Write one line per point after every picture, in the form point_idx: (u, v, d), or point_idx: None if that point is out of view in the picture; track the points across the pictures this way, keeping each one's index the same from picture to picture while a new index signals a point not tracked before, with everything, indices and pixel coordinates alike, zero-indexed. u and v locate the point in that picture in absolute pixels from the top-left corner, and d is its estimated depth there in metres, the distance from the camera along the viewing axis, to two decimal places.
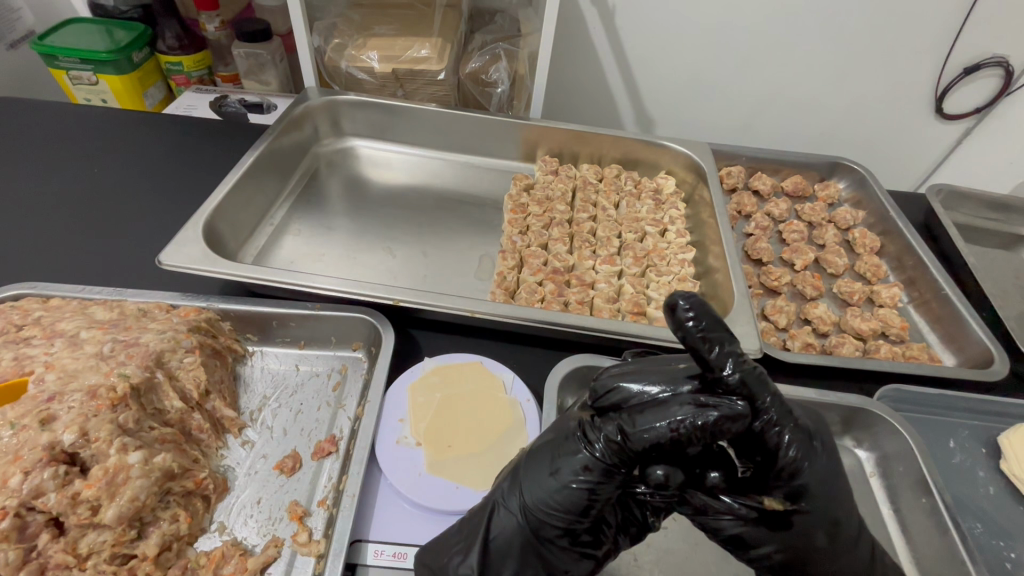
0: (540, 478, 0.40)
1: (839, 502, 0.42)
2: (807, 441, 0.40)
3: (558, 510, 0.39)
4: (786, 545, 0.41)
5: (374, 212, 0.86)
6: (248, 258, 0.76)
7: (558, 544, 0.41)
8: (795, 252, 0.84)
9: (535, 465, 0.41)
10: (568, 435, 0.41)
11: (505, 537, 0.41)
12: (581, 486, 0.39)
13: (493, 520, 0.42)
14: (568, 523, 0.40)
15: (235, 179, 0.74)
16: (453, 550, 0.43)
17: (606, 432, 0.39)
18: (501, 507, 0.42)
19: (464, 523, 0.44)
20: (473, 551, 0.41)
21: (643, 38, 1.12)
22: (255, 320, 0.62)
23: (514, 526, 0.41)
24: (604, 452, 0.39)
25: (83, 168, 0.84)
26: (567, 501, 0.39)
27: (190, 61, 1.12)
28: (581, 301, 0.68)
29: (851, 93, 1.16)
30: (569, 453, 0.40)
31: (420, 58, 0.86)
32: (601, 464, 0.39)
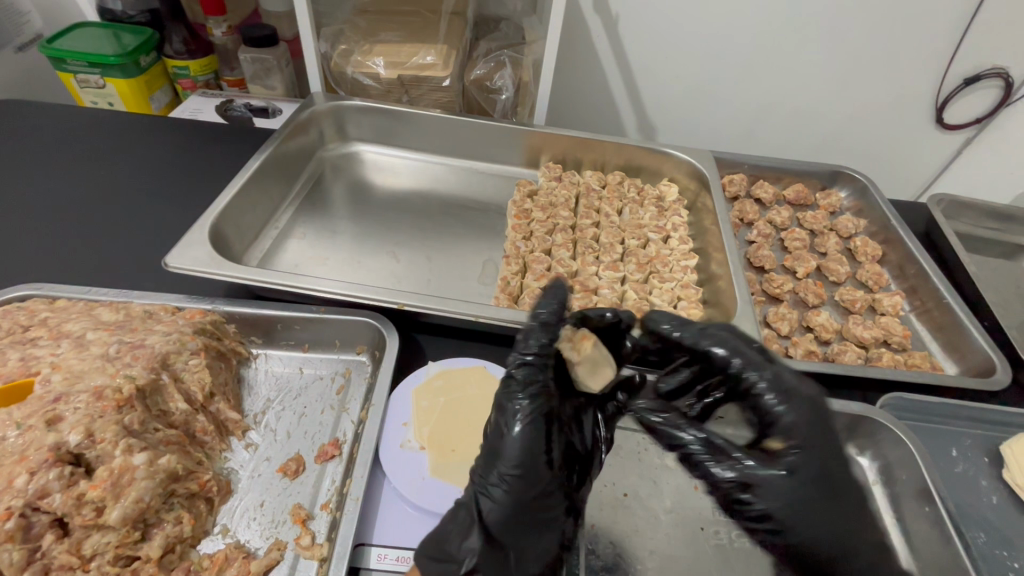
0: (499, 449, 0.44)
1: (837, 455, 0.42)
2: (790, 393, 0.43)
3: (525, 470, 0.43)
4: (787, 502, 0.41)
5: (379, 217, 0.86)
6: (253, 261, 0.76)
7: (542, 507, 0.44)
8: (797, 260, 0.84)
9: (489, 441, 0.45)
10: (500, 403, 0.45)
11: (490, 519, 0.43)
12: (529, 438, 0.43)
13: (479, 508, 0.43)
14: (540, 482, 0.43)
15: (241, 182, 0.74)
16: (457, 542, 0.43)
17: (530, 388, 0.45)
18: (479, 491, 0.44)
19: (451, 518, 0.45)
20: (474, 541, 0.42)
21: (645, 46, 1.13)
22: (260, 323, 0.62)
23: (496, 504, 0.43)
24: (536, 402, 0.44)
25: (90, 171, 0.85)
26: (529, 462, 0.43)
27: (196, 66, 1.12)
28: (585, 307, 0.69)
29: (852, 103, 1.17)
30: (505, 418, 0.44)
31: (425, 65, 0.87)
32: (535, 415, 0.44)
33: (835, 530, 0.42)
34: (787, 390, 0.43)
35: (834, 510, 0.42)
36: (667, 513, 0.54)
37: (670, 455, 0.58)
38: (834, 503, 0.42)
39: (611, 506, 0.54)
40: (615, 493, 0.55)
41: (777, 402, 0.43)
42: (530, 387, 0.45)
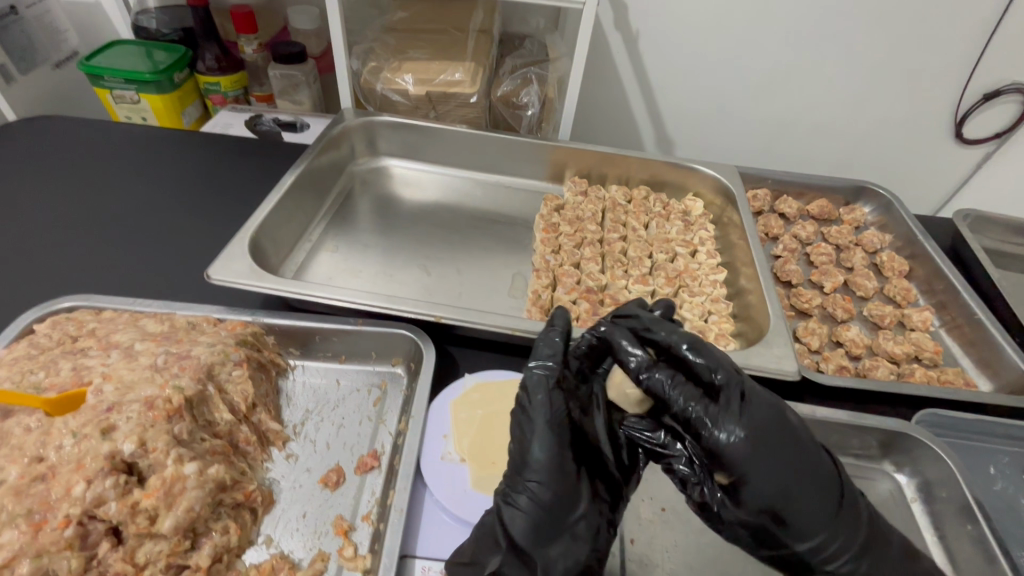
0: (521, 459, 0.44)
1: (791, 473, 0.42)
2: (733, 416, 0.42)
3: (550, 474, 0.43)
4: (750, 526, 0.44)
5: (408, 230, 0.88)
6: (288, 274, 0.77)
7: (576, 514, 0.43)
8: (824, 275, 0.84)
9: (512, 452, 0.45)
10: (516, 414, 0.46)
11: (517, 530, 0.42)
12: (551, 445, 0.43)
13: (505, 519, 0.43)
14: (566, 487, 0.43)
15: (277, 198, 0.76)
16: (484, 549, 0.45)
17: (544, 400, 0.45)
18: (506, 501, 0.44)
19: (481, 530, 0.46)
20: (504, 552, 0.42)
21: (666, 62, 1.14)
22: (299, 335, 0.63)
23: (524, 515, 0.42)
24: (556, 408, 0.45)
25: (128, 185, 0.87)
26: (552, 468, 0.43)
27: (227, 82, 1.15)
28: None
29: (871, 118, 1.18)
30: (524, 427, 0.45)
31: (453, 82, 0.89)
32: (557, 420, 0.44)
33: (791, 538, 0.43)
34: (731, 419, 0.42)
35: (796, 517, 0.43)
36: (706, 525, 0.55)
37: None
38: (796, 513, 0.42)
39: (649, 521, 0.55)
40: (652, 507, 0.56)
41: (725, 436, 0.41)
42: (543, 399, 0.45)
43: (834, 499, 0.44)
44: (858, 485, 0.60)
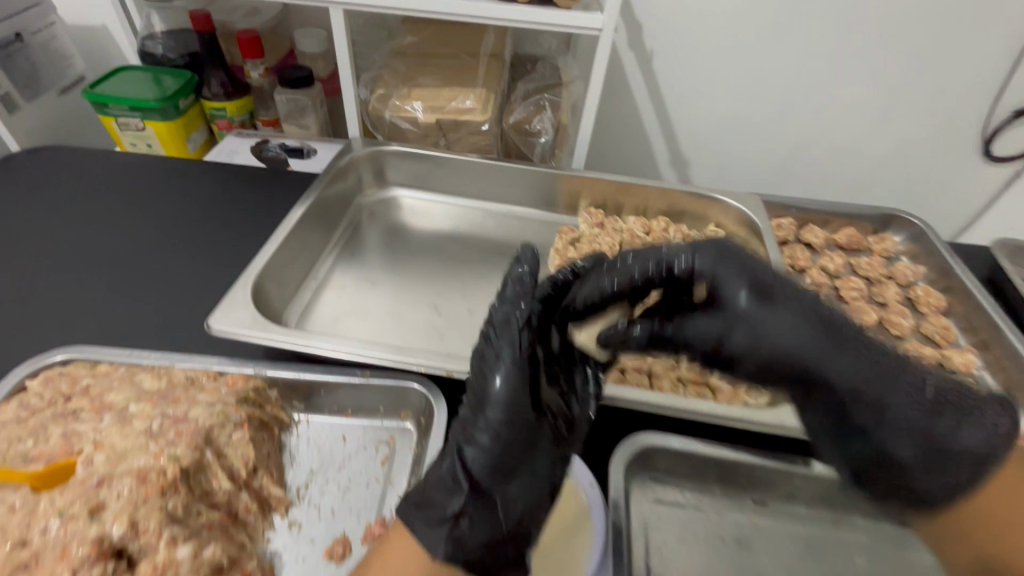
0: (482, 398, 0.43)
1: (771, 286, 0.42)
2: (684, 255, 0.44)
3: (511, 412, 0.42)
4: (753, 353, 0.41)
5: (418, 264, 0.84)
6: (291, 321, 0.72)
7: (535, 446, 0.44)
8: (857, 313, 0.80)
9: (473, 384, 0.45)
10: (478, 353, 0.45)
11: (475, 463, 0.42)
12: (513, 381, 0.43)
13: (462, 454, 0.43)
14: (527, 420, 0.43)
15: (282, 237, 0.73)
16: (442, 489, 0.43)
17: (510, 341, 0.43)
18: (465, 442, 0.43)
19: (435, 467, 0.44)
20: (464, 491, 0.42)
21: (682, 82, 1.11)
22: (303, 388, 0.59)
23: (482, 451, 0.42)
24: (522, 346, 0.43)
25: (130, 220, 0.84)
26: (513, 403, 0.42)
27: (234, 107, 1.13)
28: (639, 369, 0.64)
29: (894, 137, 1.14)
30: (487, 364, 0.44)
31: (464, 109, 0.86)
32: (520, 361, 0.43)
33: (832, 374, 0.40)
34: (671, 254, 0.44)
35: (833, 362, 0.40)
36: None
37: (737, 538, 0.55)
38: (786, 338, 0.40)
39: None
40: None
41: (685, 260, 0.44)
42: (510, 338, 0.43)
43: (844, 330, 0.41)
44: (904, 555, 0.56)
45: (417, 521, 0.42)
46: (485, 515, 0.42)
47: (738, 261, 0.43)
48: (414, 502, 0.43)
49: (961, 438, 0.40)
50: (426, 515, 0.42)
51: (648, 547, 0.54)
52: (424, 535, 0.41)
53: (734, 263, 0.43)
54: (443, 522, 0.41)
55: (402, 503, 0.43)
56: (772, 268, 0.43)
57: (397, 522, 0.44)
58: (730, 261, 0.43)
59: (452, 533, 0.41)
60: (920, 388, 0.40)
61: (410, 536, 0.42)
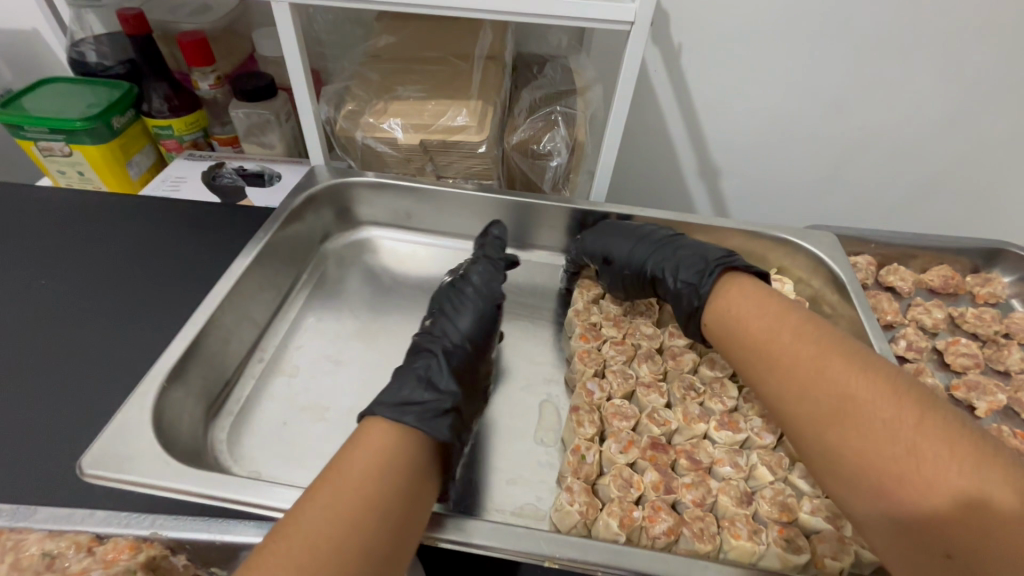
0: (455, 314, 0.57)
1: (684, 252, 0.61)
2: (614, 229, 0.66)
3: (471, 335, 0.55)
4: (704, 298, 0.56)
5: (397, 330, 0.66)
6: (223, 427, 0.54)
7: (468, 380, 0.52)
8: (974, 390, 0.61)
9: (440, 320, 0.57)
10: (439, 303, 0.59)
11: (440, 370, 0.50)
12: (475, 316, 0.57)
13: (431, 375, 0.49)
14: (475, 351, 0.55)
15: (209, 315, 0.55)
16: (409, 387, 0.48)
17: (474, 292, 0.59)
18: (431, 359, 0.51)
19: (406, 371, 0.50)
20: (429, 389, 0.48)
21: (719, 83, 0.91)
22: (221, 554, 0.41)
23: (442, 363, 0.51)
24: (484, 295, 0.59)
25: (25, 279, 0.66)
26: (473, 332, 0.56)
27: (181, 124, 0.95)
28: (700, 503, 0.46)
29: (974, 142, 0.95)
30: (467, 297, 0.59)
31: (455, 127, 0.66)
32: (482, 306, 0.58)
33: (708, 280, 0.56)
34: (623, 232, 0.66)
35: (698, 254, 0.60)
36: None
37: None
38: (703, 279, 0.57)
39: None
40: None
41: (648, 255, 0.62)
42: (474, 290, 0.60)
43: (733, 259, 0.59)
44: None
45: (415, 417, 0.45)
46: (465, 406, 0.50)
47: (608, 227, 0.66)
48: (394, 400, 0.46)
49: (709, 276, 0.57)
50: (415, 409, 0.45)
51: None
52: (426, 424, 0.44)
53: (621, 234, 0.65)
54: (441, 414, 0.46)
55: (375, 407, 0.45)
56: (667, 233, 0.65)
57: (366, 422, 0.45)
58: (611, 230, 0.66)
59: (452, 421, 0.46)
60: (704, 261, 0.59)
61: (404, 425, 0.44)
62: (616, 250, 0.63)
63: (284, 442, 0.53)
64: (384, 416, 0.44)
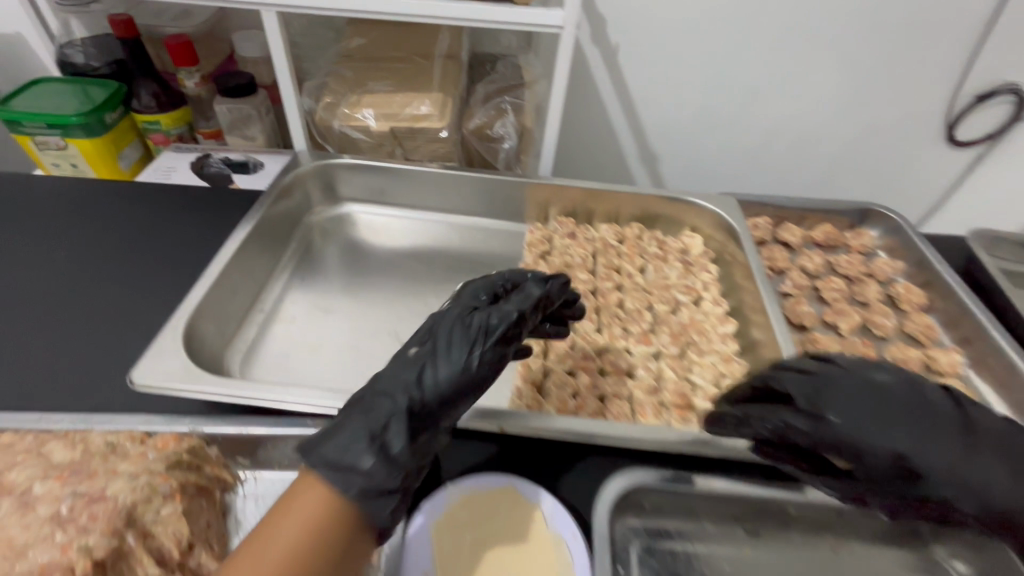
0: (446, 355, 0.48)
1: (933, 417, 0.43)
2: (855, 381, 0.45)
3: (457, 393, 0.48)
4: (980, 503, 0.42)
5: (377, 287, 0.78)
6: (236, 357, 0.66)
7: (430, 440, 0.47)
8: (839, 315, 0.76)
9: (438, 356, 0.48)
10: (445, 334, 0.50)
11: (396, 436, 0.44)
12: (472, 372, 0.48)
13: (386, 436, 0.44)
14: (451, 408, 0.48)
15: (219, 269, 0.65)
16: (355, 445, 0.43)
17: (489, 336, 0.50)
18: (393, 415, 0.45)
19: (362, 420, 0.44)
20: (373, 462, 0.42)
21: (649, 78, 1.07)
22: (248, 443, 0.53)
23: (403, 427, 0.44)
24: (493, 344, 0.50)
25: (45, 254, 0.75)
26: (459, 390, 0.48)
27: (169, 118, 1.04)
28: (620, 395, 0.60)
29: (862, 124, 1.14)
30: (470, 334, 0.50)
31: (419, 116, 0.79)
32: (485, 360, 0.49)
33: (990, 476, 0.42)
34: (853, 378, 0.46)
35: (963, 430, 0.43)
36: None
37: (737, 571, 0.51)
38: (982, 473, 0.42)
39: None
40: None
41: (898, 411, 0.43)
42: (489, 334, 0.50)
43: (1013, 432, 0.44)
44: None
45: (357, 491, 0.42)
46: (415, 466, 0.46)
47: (870, 393, 0.44)
48: (334, 461, 0.42)
49: (1004, 476, 0.42)
50: (358, 481, 0.42)
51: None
52: (366, 505, 0.42)
53: (899, 410, 0.43)
54: (384, 495, 0.43)
55: (320, 460, 0.42)
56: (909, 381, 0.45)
57: (303, 475, 0.42)
58: (871, 395, 0.44)
59: (395, 504, 0.43)
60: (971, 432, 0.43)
61: (339, 492, 0.41)
62: (899, 442, 0.42)
63: (289, 371, 0.65)
64: (328, 483, 0.41)
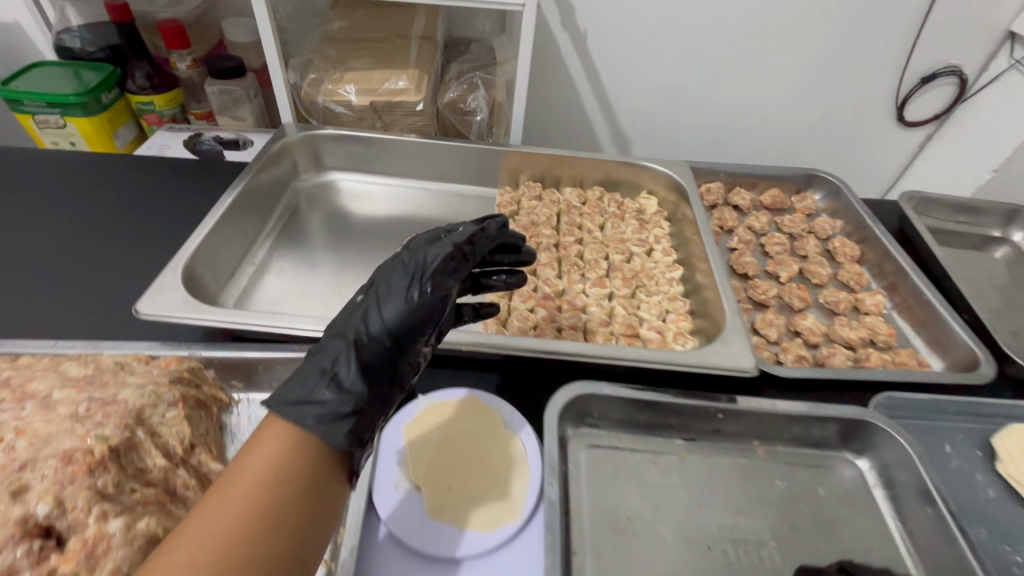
0: (387, 294, 0.49)
1: None
2: None
3: (405, 326, 0.48)
4: None
5: (359, 246, 0.85)
6: (229, 302, 0.73)
7: (388, 372, 0.48)
8: (779, 265, 0.84)
9: (380, 297, 0.49)
10: (387, 278, 0.51)
11: (348, 367, 0.45)
12: (415, 305, 0.49)
13: (338, 370, 0.45)
14: (405, 341, 0.49)
15: (212, 222, 0.72)
16: (310, 382, 0.44)
17: (427, 272, 0.50)
18: (343, 352, 0.46)
19: (314, 361, 0.46)
20: (329, 392, 0.44)
21: (615, 61, 1.14)
22: (242, 366, 0.60)
23: (354, 359, 0.46)
24: (434, 279, 0.50)
25: (50, 217, 0.81)
26: (407, 321, 0.48)
27: (162, 100, 1.10)
28: (574, 327, 0.68)
29: (819, 104, 1.21)
30: (409, 274, 0.50)
31: (397, 90, 0.86)
32: (426, 293, 0.49)
33: None
34: None
35: None
36: (682, 541, 0.53)
37: (669, 473, 0.59)
38: None
39: (616, 533, 0.53)
40: (618, 518, 0.54)
41: None
42: (426, 271, 0.50)
43: None
44: (821, 477, 0.60)
45: (313, 420, 0.42)
46: (376, 402, 0.46)
47: None
48: (291, 398, 0.42)
49: None
50: (312, 410, 0.42)
51: (587, 495, 0.56)
52: (322, 430, 0.41)
53: None
54: (340, 419, 0.43)
55: (273, 401, 0.42)
56: None
57: (267, 421, 0.41)
58: None
59: (352, 427, 0.43)
60: None
61: (301, 429, 0.41)
62: None
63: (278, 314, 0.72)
64: (282, 415, 0.41)
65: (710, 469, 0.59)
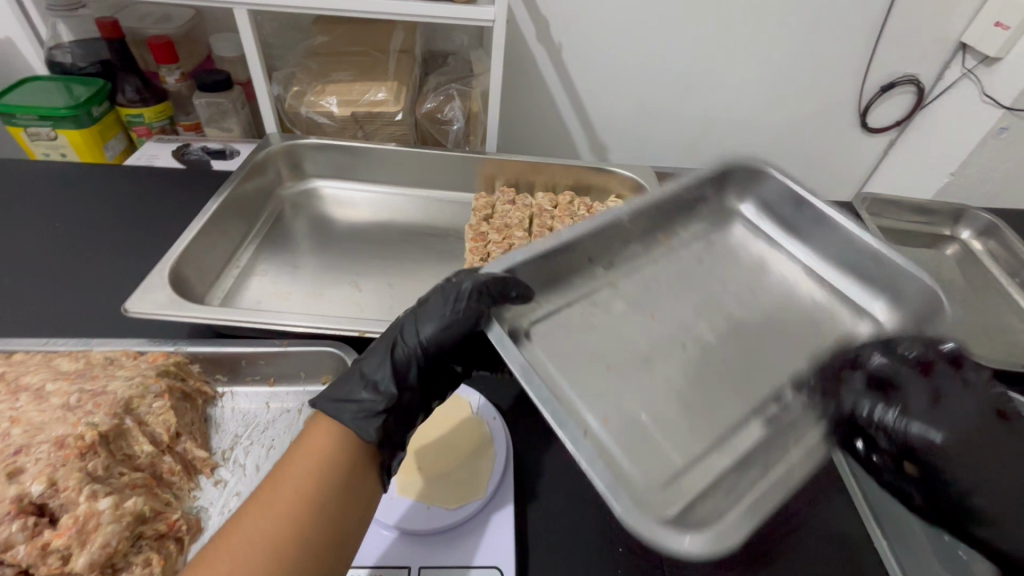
0: (425, 312, 0.51)
1: None
2: None
3: (435, 343, 0.50)
4: None
5: (340, 249, 0.90)
6: (216, 302, 0.77)
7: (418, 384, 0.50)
8: None
9: (420, 314, 0.51)
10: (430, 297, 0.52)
11: (382, 375, 0.48)
12: (446, 326, 0.50)
13: (375, 376, 0.48)
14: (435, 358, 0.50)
15: (199, 227, 0.76)
16: (350, 384, 0.48)
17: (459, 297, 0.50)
18: (380, 361, 0.49)
19: (358, 366, 0.50)
20: (363, 396, 0.47)
21: (589, 72, 1.19)
22: (225, 361, 0.63)
23: (387, 369, 0.48)
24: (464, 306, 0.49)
25: (43, 225, 0.84)
26: (438, 340, 0.50)
27: (152, 113, 1.14)
28: None
29: (783, 113, 1.27)
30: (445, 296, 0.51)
31: (377, 101, 0.90)
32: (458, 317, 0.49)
33: None
34: None
35: None
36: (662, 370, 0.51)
37: (610, 305, 0.56)
38: None
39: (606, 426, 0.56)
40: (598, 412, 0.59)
41: None
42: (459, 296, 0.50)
43: None
44: None
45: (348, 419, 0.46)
46: (404, 411, 0.49)
47: None
48: (334, 396, 0.47)
49: None
50: (349, 409, 0.46)
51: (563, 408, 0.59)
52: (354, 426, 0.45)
53: None
54: (372, 419, 0.46)
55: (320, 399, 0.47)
56: None
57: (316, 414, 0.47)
58: None
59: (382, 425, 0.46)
60: None
61: (340, 424, 0.46)
62: None
63: None
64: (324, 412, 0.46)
65: (646, 288, 0.58)
